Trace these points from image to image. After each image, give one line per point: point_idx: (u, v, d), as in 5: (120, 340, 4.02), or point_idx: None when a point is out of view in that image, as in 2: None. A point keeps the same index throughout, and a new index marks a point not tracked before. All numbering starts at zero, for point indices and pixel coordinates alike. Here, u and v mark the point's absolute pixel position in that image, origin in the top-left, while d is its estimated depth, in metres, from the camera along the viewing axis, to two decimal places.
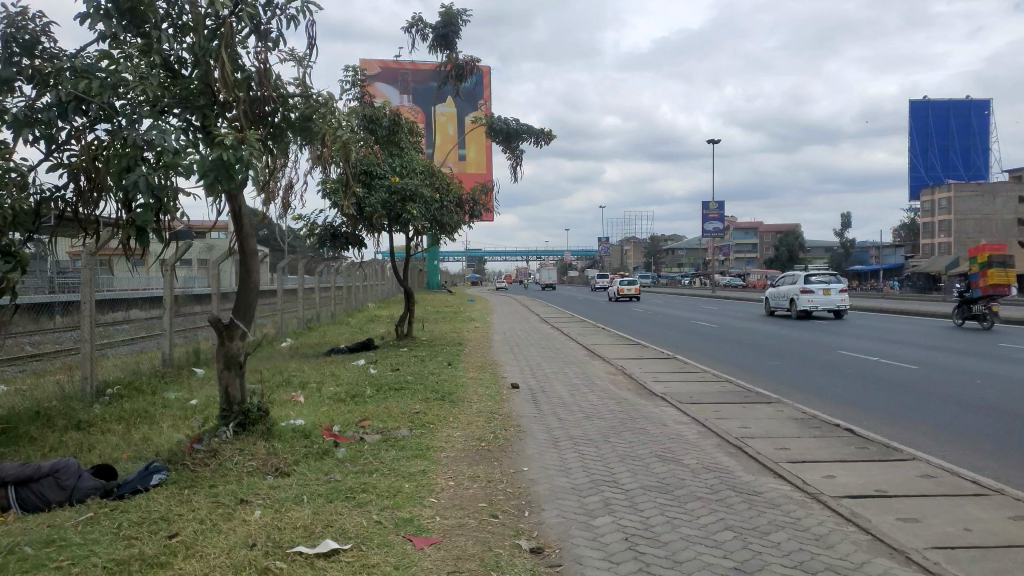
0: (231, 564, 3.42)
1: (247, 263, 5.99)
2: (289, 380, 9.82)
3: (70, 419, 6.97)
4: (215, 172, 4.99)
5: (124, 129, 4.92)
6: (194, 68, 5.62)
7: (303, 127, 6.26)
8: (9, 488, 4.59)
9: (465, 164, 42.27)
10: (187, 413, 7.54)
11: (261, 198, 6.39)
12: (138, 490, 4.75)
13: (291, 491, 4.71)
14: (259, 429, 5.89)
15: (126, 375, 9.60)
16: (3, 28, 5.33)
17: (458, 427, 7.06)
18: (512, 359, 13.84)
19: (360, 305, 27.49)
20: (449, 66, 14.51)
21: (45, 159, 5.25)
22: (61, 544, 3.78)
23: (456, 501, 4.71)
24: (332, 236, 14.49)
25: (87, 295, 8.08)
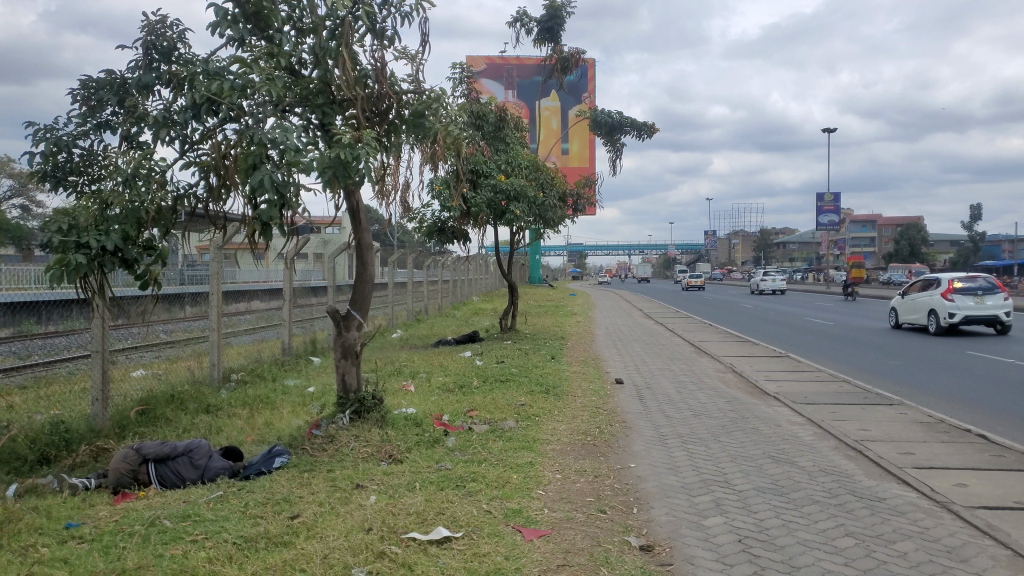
0: (349, 546, 3.54)
1: (363, 256, 6.23)
2: (399, 370, 10.13)
3: (201, 403, 7.44)
4: (335, 168, 5.20)
5: (250, 128, 5.18)
6: (314, 68, 5.83)
7: (416, 124, 6.42)
8: (149, 465, 4.93)
9: (569, 157, 42.21)
10: (305, 400, 7.91)
11: (376, 194, 6.60)
12: (262, 471, 5.03)
13: (404, 478, 4.85)
14: (373, 417, 6.07)
15: (250, 363, 10.15)
16: (144, 36, 5.74)
17: (564, 421, 7.06)
18: (617, 355, 13.73)
19: (465, 298, 27.96)
20: (554, 59, 14.49)
21: (180, 157, 5.60)
22: (195, 519, 4.04)
23: (564, 494, 4.71)
24: (440, 229, 14.80)
25: (216, 286, 8.61)
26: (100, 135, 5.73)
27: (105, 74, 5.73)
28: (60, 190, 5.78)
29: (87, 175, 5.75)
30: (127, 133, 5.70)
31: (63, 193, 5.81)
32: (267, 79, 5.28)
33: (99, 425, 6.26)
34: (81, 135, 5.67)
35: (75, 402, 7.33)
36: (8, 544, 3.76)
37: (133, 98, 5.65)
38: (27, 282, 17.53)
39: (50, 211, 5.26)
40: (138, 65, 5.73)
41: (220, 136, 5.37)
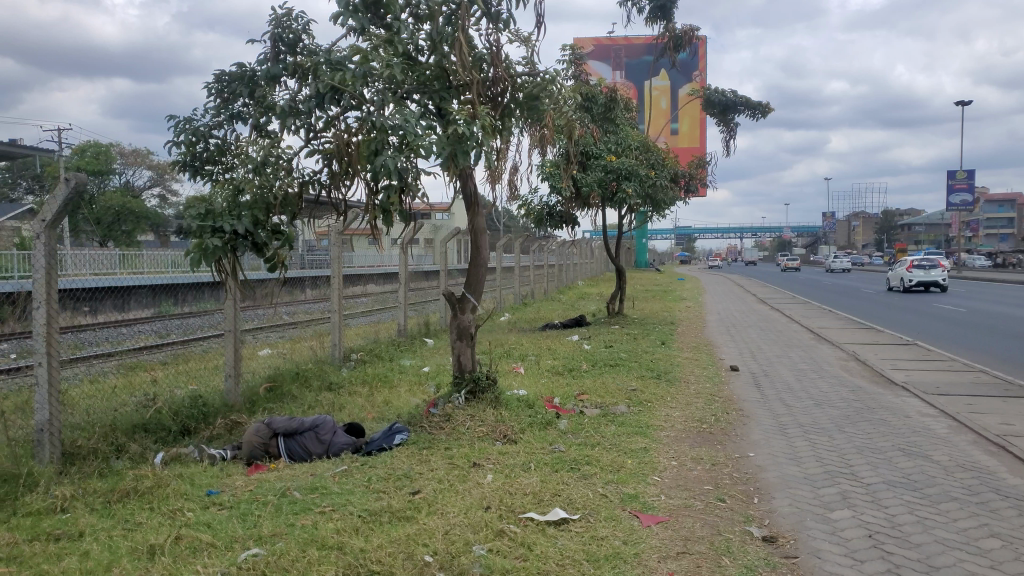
0: (470, 524, 3.61)
1: (477, 240, 6.36)
2: (510, 351, 10.26)
3: (324, 380, 7.79)
4: (453, 151, 5.27)
5: (371, 114, 5.32)
6: (431, 54, 5.92)
7: (530, 107, 6.44)
8: (279, 439, 5.21)
9: (679, 138, 41.35)
10: (421, 379, 8.16)
11: (488, 177, 6.67)
12: (383, 447, 5.22)
13: (520, 458, 4.90)
14: (488, 397, 6.16)
15: (368, 343, 10.56)
16: (272, 29, 5.99)
17: (677, 407, 6.94)
18: (730, 341, 13.34)
19: (571, 283, 27.96)
20: (666, 37, 14.13)
21: (305, 146, 5.83)
22: (323, 492, 4.23)
23: (681, 481, 4.63)
24: (549, 214, 14.82)
25: (336, 269, 8.93)
26: (232, 126, 6.05)
27: (237, 68, 6.02)
28: (198, 179, 6.16)
29: (222, 164, 6.10)
30: (258, 124, 5.98)
31: (200, 182, 6.17)
32: (388, 65, 5.39)
33: (233, 400, 6.65)
34: (216, 127, 5.99)
35: (212, 378, 7.84)
36: (158, 507, 4.06)
37: (262, 89, 5.93)
38: (165, 266, 18.92)
39: (190, 198, 5.61)
40: (267, 58, 5.99)
41: (342, 123, 5.53)
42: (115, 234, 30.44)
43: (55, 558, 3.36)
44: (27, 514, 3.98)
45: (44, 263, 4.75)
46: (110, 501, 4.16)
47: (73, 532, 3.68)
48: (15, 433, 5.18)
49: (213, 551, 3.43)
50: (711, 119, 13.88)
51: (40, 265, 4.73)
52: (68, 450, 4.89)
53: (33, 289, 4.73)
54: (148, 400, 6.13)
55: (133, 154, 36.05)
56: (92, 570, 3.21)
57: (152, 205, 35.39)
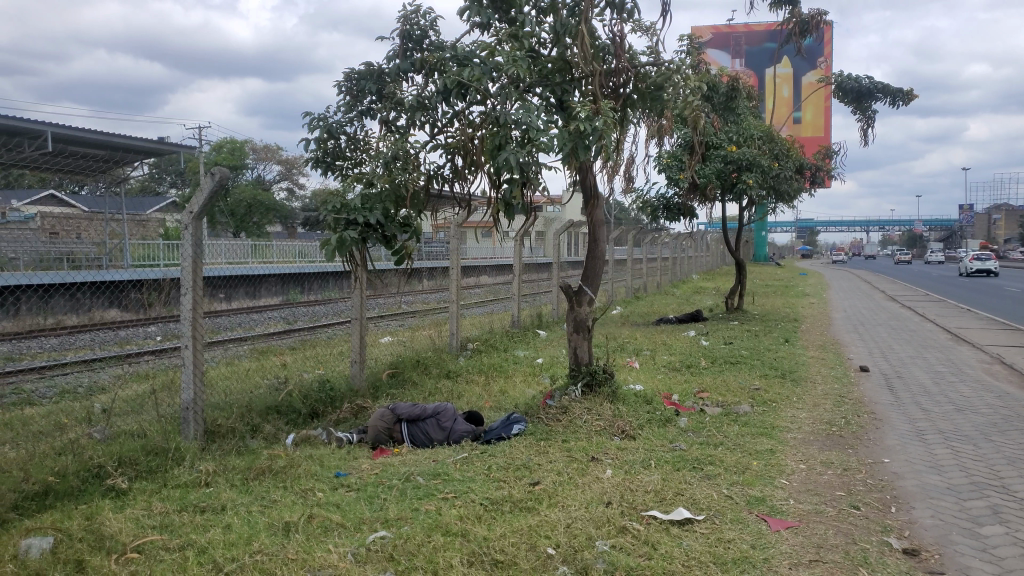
0: (591, 518, 3.58)
1: (595, 233, 6.33)
2: (624, 345, 10.15)
3: (442, 368, 7.96)
4: (575, 145, 5.23)
5: (495, 109, 5.35)
6: (554, 47, 5.90)
7: (653, 97, 6.33)
8: (402, 425, 5.36)
9: (801, 127, 39.63)
10: (536, 370, 8.21)
11: (608, 169, 6.61)
12: (502, 437, 5.27)
13: (639, 454, 4.82)
14: (605, 391, 6.08)
15: (483, 333, 10.72)
16: (401, 27, 6.13)
17: (804, 409, 6.63)
18: (859, 340, 12.61)
19: (685, 277, 27.31)
20: (792, 23, 13.49)
21: (432, 141, 5.95)
22: (445, 478, 4.32)
23: (811, 486, 4.42)
24: (666, 207, 14.52)
25: (455, 260, 9.09)
26: (362, 122, 6.26)
27: (366, 66, 6.23)
28: (330, 173, 6.43)
29: (352, 159, 6.34)
30: (387, 120, 6.17)
31: (332, 177, 6.43)
32: (513, 60, 5.40)
33: (358, 385, 6.88)
34: (347, 123, 6.22)
35: (336, 364, 8.17)
36: (292, 486, 4.27)
37: (391, 86, 6.10)
38: (292, 257, 19.89)
39: (324, 193, 5.85)
40: (395, 55, 6.15)
41: (467, 119, 5.60)
42: (247, 225, 32.34)
43: (201, 529, 3.58)
44: (176, 486, 4.27)
45: (191, 253, 5.06)
46: (248, 477, 4.40)
47: (217, 505, 3.92)
48: (164, 411, 5.57)
49: (344, 530, 3.56)
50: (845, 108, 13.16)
51: (188, 255, 5.05)
52: (209, 427, 5.20)
53: (182, 276, 5.06)
54: (280, 383, 6.42)
55: (264, 150, 38.24)
56: (234, 542, 3.41)
57: (280, 199, 37.34)
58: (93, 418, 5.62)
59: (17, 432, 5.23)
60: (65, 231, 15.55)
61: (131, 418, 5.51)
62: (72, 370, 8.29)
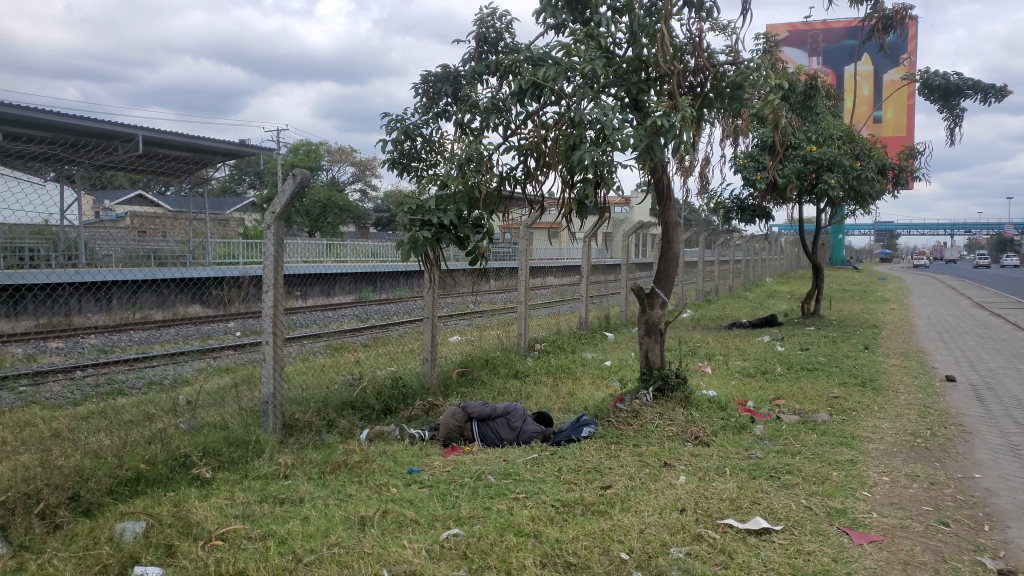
0: (665, 524, 3.54)
1: (669, 234, 6.26)
2: (696, 350, 9.98)
3: (511, 368, 8.00)
4: (651, 144, 5.15)
5: (569, 109, 5.33)
6: (630, 47, 5.84)
7: (732, 96, 6.20)
8: (473, 424, 5.40)
9: (883, 126, 38.31)
10: (605, 372, 8.15)
11: (682, 170, 6.54)
12: (572, 438, 5.25)
13: (713, 461, 4.73)
14: (678, 396, 6.00)
15: (552, 335, 10.70)
16: (477, 29, 6.19)
17: (886, 419, 6.38)
18: (945, 348, 12.06)
19: (758, 281, 26.68)
20: (874, 18, 12.99)
21: (506, 142, 5.99)
22: (516, 478, 4.33)
23: (895, 499, 4.25)
24: (740, 208, 14.22)
25: (524, 261, 9.12)
26: (438, 124, 6.36)
27: (442, 68, 6.32)
28: (406, 174, 6.54)
29: (428, 160, 6.45)
30: (462, 122, 6.24)
31: (408, 178, 6.54)
32: (589, 60, 5.37)
33: (429, 383, 6.97)
34: (423, 125, 6.32)
35: (407, 361, 8.30)
36: (366, 481, 4.35)
37: (466, 88, 6.17)
38: (365, 256, 20.32)
39: (401, 194, 5.96)
40: (471, 57, 6.22)
41: (542, 119, 5.60)
42: (321, 225, 33.18)
43: (280, 520, 3.69)
44: (257, 477, 4.41)
45: (273, 251, 5.21)
46: (325, 471, 4.50)
47: (296, 497, 4.03)
48: (244, 404, 5.75)
49: (417, 527, 3.61)
50: (931, 106, 12.62)
51: (269, 254, 5.20)
52: (287, 421, 5.34)
53: (264, 274, 5.22)
54: (354, 380, 6.56)
55: (339, 152, 39.23)
56: (313, 535, 3.49)
57: (353, 199, 38.19)
58: (179, 410, 5.85)
59: (110, 421, 5.48)
60: (152, 230, 16.25)
61: (214, 410, 5.71)
62: (159, 362, 8.65)
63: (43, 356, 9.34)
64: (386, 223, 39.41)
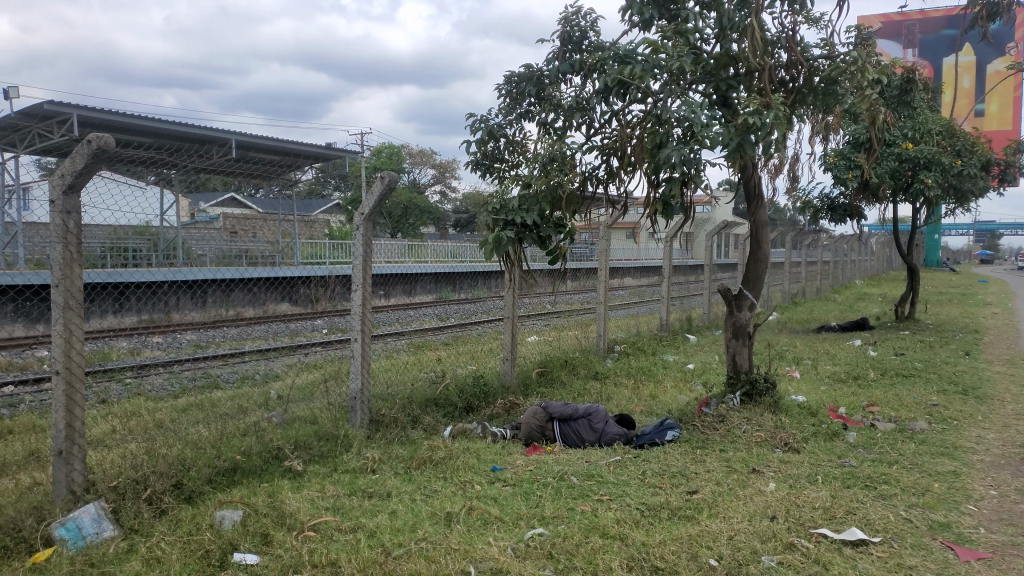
0: (756, 532, 3.44)
1: (758, 234, 6.11)
2: (782, 354, 9.68)
3: (591, 369, 7.95)
4: (741, 141, 5.00)
5: (656, 106, 5.26)
6: (718, 42, 5.72)
7: (826, 91, 5.99)
8: (555, 424, 5.40)
9: (985, 119, 36.37)
10: (687, 375, 8.00)
11: (770, 168, 6.38)
12: (655, 442, 5.17)
13: (804, 469, 4.58)
14: (766, 400, 5.84)
15: (632, 336, 10.59)
16: (562, 28, 6.19)
17: (992, 429, 6.03)
18: None
19: (847, 283, 25.71)
20: (977, 6, 12.29)
21: (589, 142, 5.97)
22: (599, 480, 4.30)
23: (1005, 515, 4.00)
24: (830, 208, 13.73)
25: (604, 261, 9.05)
26: (521, 123, 6.39)
27: (525, 68, 6.35)
28: (489, 175, 6.62)
29: (511, 160, 6.50)
30: (545, 121, 6.26)
31: (492, 178, 6.61)
32: (677, 56, 5.29)
33: (509, 382, 7.00)
34: (506, 125, 6.36)
35: (487, 360, 8.36)
36: (451, 478, 4.40)
37: (550, 88, 6.19)
38: (445, 257, 20.59)
39: (484, 194, 6.01)
40: (555, 56, 6.24)
41: (627, 119, 5.55)
42: (402, 226, 33.86)
43: (369, 513, 3.77)
44: (346, 471, 4.53)
45: (362, 251, 5.34)
46: (411, 467, 4.58)
47: (383, 491, 4.12)
48: (332, 399, 5.91)
49: (502, 525, 3.62)
50: None
51: (358, 254, 5.33)
52: (374, 417, 5.46)
53: (353, 273, 5.35)
54: (437, 377, 6.65)
55: (419, 154, 39.98)
56: (400, 529, 3.56)
57: (433, 201, 38.84)
58: (270, 404, 6.07)
59: (207, 413, 5.74)
60: (244, 230, 16.91)
61: (304, 405, 5.89)
62: (251, 358, 8.99)
63: (145, 350, 9.84)
64: (465, 224, 39.90)
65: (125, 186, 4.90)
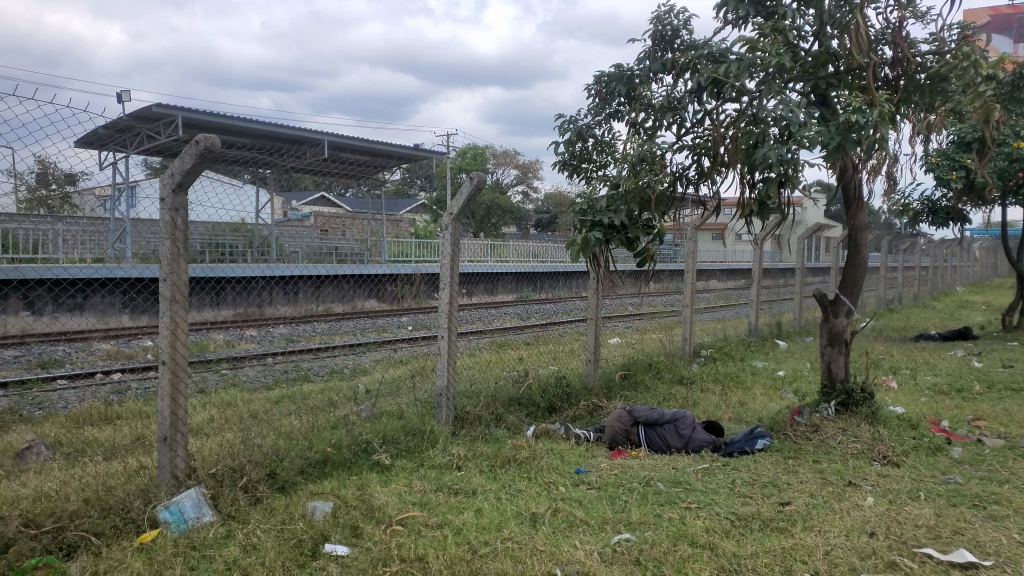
0: (854, 548, 3.30)
1: (856, 238, 5.92)
2: (878, 362, 9.25)
3: (676, 373, 7.79)
4: (842, 140, 4.80)
5: (751, 105, 5.12)
6: (817, 39, 5.53)
7: (934, 89, 5.70)
8: (640, 428, 5.34)
9: None
10: (777, 383, 7.74)
11: (870, 168, 6.14)
12: (745, 451, 5.03)
13: (905, 484, 4.36)
14: (863, 411, 5.60)
15: (719, 341, 10.33)
16: (654, 27, 6.11)
17: None
18: None
19: (948, 289, 24.39)
20: None
21: (680, 142, 5.88)
22: (687, 487, 4.21)
23: None
24: (933, 210, 13.06)
25: (691, 263, 8.86)
26: (610, 124, 6.35)
27: (615, 68, 6.30)
28: (576, 176, 6.60)
29: (599, 161, 6.46)
30: (634, 121, 6.19)
31: (579, 178, 6.60)
32: (775, 54, 5.13)
33: (592, 383, 6.95)
34: (596, 125, 6.33)
35: (570, 361, 8.32)
36: (536, 478, 4.40)
37: (640, 88, 6.12)
38: (527, 257, 20.64)
39: (572, 194, 6.00)
40: (646, 56, 6.17)
41: (721, 118, 5.43)
42: (485, 226, 34.18)
43: (455, 510, 3.81)
44: (432, 466, 4.59)
45: (450, 250, 5.40)
46: (496, 465, 4.61)
47: (469, 489, 4.15)
48: (418, 395, 6.01)
49: (588, 528, 3.60)
50: None
51: (446, 253, 5.39)
52: (459, 413, 5.52)
53: (439, 272, 5.42)
54: (521, 376, 6.66)
55: (503, 155, 40.34)
56: (486, 527, 3.58)
57: (516, 201, 39.07)
58: (358, 398, 6.21)
59: (298, 405, 5.93)
60: (333, 229, 17.40)
61: (391, 400, 5.99)
62: (340, 353, 9.24)
63: (240, 342, 10.23)
64: (547, 224, 39.95)
65: (226, 185, 5.11)
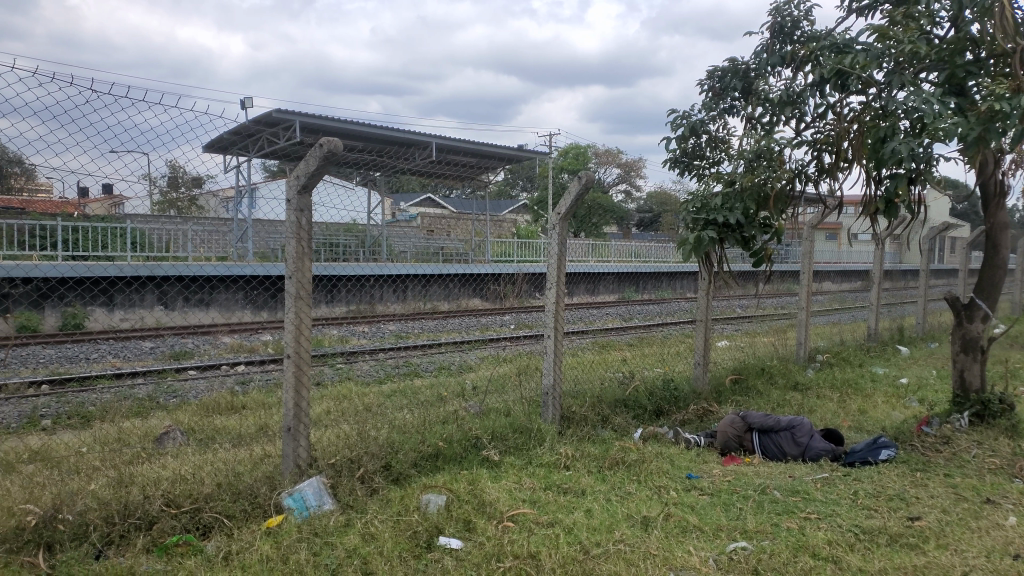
0: (995, 570, 3.07)
1: (996, 237, 5.52)
2: (1014, 371, 8.59)
3: (790, 379, 7.50)
4: (982, 131, 4.48)
5: (880, 97, 4.87)
6: (953, 25, 5.19)
7: None
8: (753, 434, 5.16)
9: None
10: (901, 391, 7.32)
11: (1010, 163, 5.72)
12: (868, 461, 4.78)
13: None
14: (1002, 424, 5.22)
15: (835, 346, 9.87)
16: (773, 19, 5.93)
17: None
18: None
19: None
20: None
21: (800, 137, 5.66)
22: (805, 497, 4.04)
23: None
24: None
25: (806, 264, 8.50)
26: (725, 120, 6.19)
27: (731, 63, 6.15)
28: (688, 174, 6.48)
29: (712, 158, 6.31)
30: (752, 117, 6.01)
31: (692, 176, 6.47)
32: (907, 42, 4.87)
33: (701, 387, 6.79)
34: (709, 122, 6.18)
35: (677, 363, 8.16)
36: (645, 481, 4.34)
37: (758, 83, 5.94)
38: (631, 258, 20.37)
39: (684, 192, 5.88)
40: (764, 49, 5.98)
41: (846, 111, 5.19)
42: (587, 227, 34.01)
43: (565, 509, 3.81)
44: (541, 465, 4.61)
45: (558, 250, 5.40)
46: (604, 467, 4.57)
47: (578, 489, 4.15)
48: (524, 393, 6.04)
49: (701, 534, 3.52)
50: None
51: (554, 252, 5.40)
52: (566, 413, 5.52)
53: (547, 271, 5.42)
54: (627, 378, 6.58)
55: (606, 155, 40.06)
56: (597, 528, 3.56)
57: (618, 201, 38.68)
58: (465, 395, 6.31)
59: (408, 400, 6.07)
60: (440, 229, 17.77)
61: (498, 397, 6.05)
62: (447, 350, 9.41)
63: (353, 338, 10.59)
64: (649, 224, 39.35)
65: (342, 187, 5.31)
